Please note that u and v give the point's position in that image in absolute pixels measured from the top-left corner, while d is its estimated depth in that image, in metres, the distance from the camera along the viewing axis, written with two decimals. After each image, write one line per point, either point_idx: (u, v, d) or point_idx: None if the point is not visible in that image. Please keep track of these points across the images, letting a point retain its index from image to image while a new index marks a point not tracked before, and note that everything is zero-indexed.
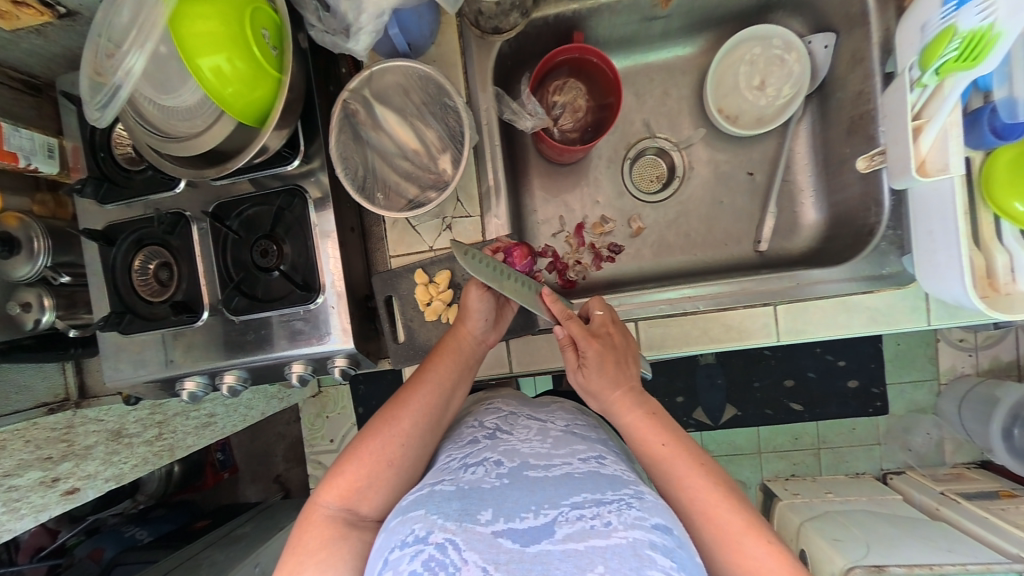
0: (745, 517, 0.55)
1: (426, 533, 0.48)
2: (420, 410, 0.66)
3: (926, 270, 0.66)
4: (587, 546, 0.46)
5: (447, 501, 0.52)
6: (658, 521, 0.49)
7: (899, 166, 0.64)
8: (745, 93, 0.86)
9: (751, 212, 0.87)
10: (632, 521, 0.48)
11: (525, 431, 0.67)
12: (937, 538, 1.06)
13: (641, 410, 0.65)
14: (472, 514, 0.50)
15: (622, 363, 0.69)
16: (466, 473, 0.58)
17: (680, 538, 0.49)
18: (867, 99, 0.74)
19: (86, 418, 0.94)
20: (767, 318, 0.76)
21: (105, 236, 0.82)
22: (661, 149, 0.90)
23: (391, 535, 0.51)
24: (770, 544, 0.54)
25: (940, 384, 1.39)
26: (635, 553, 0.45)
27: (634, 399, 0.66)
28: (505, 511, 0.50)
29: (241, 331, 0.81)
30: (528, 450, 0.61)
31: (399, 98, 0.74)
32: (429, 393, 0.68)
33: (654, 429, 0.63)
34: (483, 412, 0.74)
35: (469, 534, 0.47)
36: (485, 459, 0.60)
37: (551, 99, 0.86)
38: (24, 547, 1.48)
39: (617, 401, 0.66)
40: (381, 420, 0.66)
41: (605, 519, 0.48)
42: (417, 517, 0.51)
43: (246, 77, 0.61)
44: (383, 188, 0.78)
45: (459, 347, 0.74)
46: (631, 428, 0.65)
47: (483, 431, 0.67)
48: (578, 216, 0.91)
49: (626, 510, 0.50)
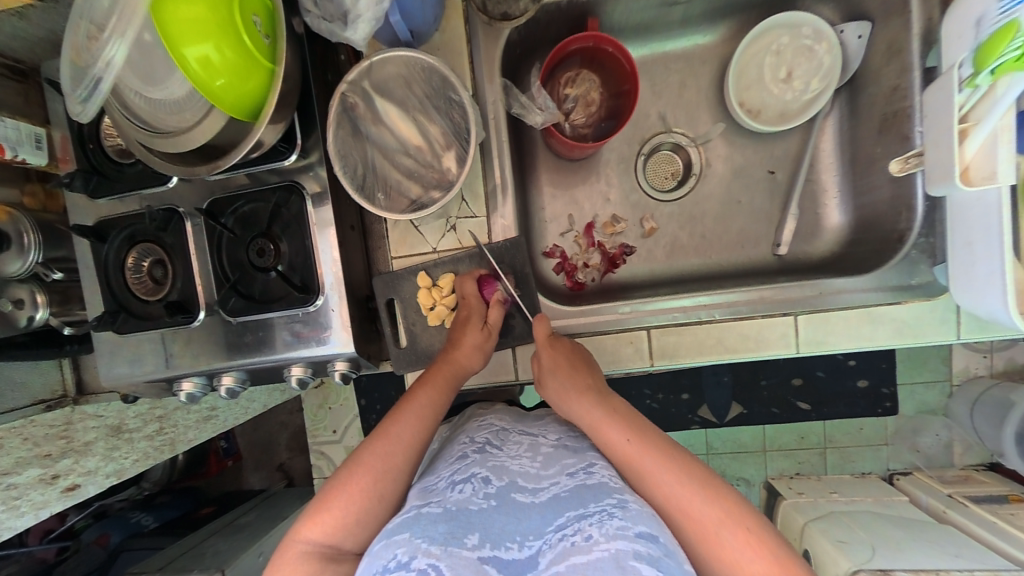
0: (756, 539, 0.51)
1: (409, 559, 0.46)
2: (408, 441, 0.63)
3: (962, 283, 0.62)
4: (569, 565, 0.44)
5: (433, 523, 0.50)
6: (642, 530, 0.46)
7: (940, 171, 0.60)
8: (770, 86, 0.81)
9: (771, 212, 0.83)
10: (615, 532, 0.46)
11: (515, 447, 0.66)
12: (943, 542, 1.04)
13: (602, 406, 0.64)
14: (458, 537, 0.48)
15: (584, 368, 0.69)
16: (453, 492, 0.55)
17: (666, 546, 0.46)
18: (903, 95, 0.68)
19: (85, 415, 0.93)
20: (785, 328, 0.71)
21: (96, 232, 0.79)
22: (677, 144, 0.85)
23: (372, 561, 0.48)
24: (751, 532, 0.52)
25: (952, 386, 1.36)
26: (618, 564, 0.42)
27: (594, 398, 0.65)
28: (491, 537, 0.50)
29: (240, 333, 0.79)
30: (516, 468, 0.60)
31: (401, 90, 0.70)
32: (418, 424, 0.65)
33: (636, 452, 0.59)
34: (476, 428, 0.72)
35: (454, 559, 0.45)
36: (472, 475, 0.57)
37: (563, 91, 0.81)
38: (35, 529, 1.52)
39: (577, 402, 0.66)
40: (367, 451, 0.62)
41: (586, 533, 0.47)
42: (401, 540, 0.48)
43: (238, 70, 0.57)
44: (384, 187, 0.73)
45: (447, 375, 0.70)
46: (603, 441, 0.62)
47: (473, 446, 0.65)
48: (588, 214, 0.87)
49: (608, 521, 0.48)
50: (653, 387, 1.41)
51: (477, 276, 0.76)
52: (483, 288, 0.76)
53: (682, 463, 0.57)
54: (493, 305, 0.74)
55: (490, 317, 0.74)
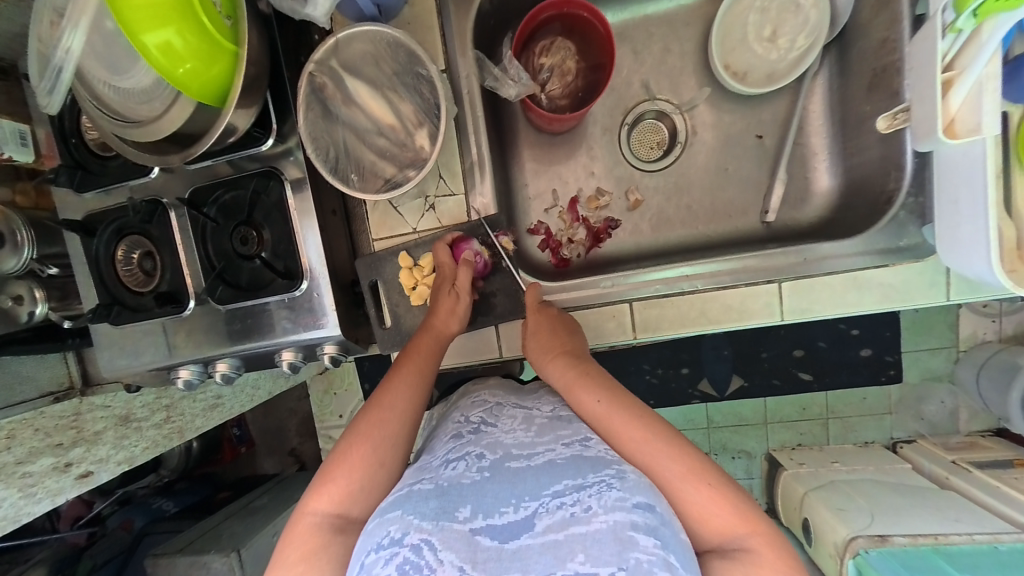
0: (717, 493, 0.52)
1: (402, 535, 0.45)
2: (399, 408, 0.64)
3: (948, 243, 0.60)
4: (568, 535, 0.44)
5: (424, 500, 0.49)
6: (640, 499, 0.46)
7: (924, 127, 0.58)
8: (754, 46, 0.78)
9: (759, 178, 0.81)
10: (614, 503, 0.45)
11: (510, 422, 0.64)
12: (944, 508, 1.04)
13: (576, 369, 0.65)
14: (449, 512, 0.48)
15: (563, 330, 0.70)
16: (446, 469, 0.55)
17: (664, 515, 0.46)
18: (893, 48, 0.65)
19: (93, 406, 0.96)
20: (769, 297, 0.72)
21: (85, 227, 0.81)
22: (661, 112, 0.83)
23: (368, 538, 0.47)
24: (711, 487, 0.52)
25: (958, 352, 1.33)
26: (616, 536, 0.42)
27: (567, 360, 0.66)
28: (484, 507, 0.49)
29: (229, 320, 0.80)
30: (511, 441, 0.59)
31: (370, 68, 0.69)
32: (409, 390, 0.65)
33: (607, 412, 0.58)
34: (469, 406, 0.71)
35: (446, 533, 0.45)
36: (467, 453, 0.57)
37: (538, 61, 0.79)
38: (65, 516, 1.57)
39: (552, 364, 0.67)
40: (362, 421, 0.63)
41: (585, 504, 0.46)
42: (393, 518, 0.47)
43: (201, 53, 0.56)
44: (358, 168, 0.72)
45: (433, 343, 0.71)
46: (576, 403, 0.62)
47: (467, 427, 0.64)
48: (572, 189, 0.85)
49: (607, 491, 0.47)
50: (653, 362, 1.41)
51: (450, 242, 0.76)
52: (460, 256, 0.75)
53: (651, 422, 0.57)
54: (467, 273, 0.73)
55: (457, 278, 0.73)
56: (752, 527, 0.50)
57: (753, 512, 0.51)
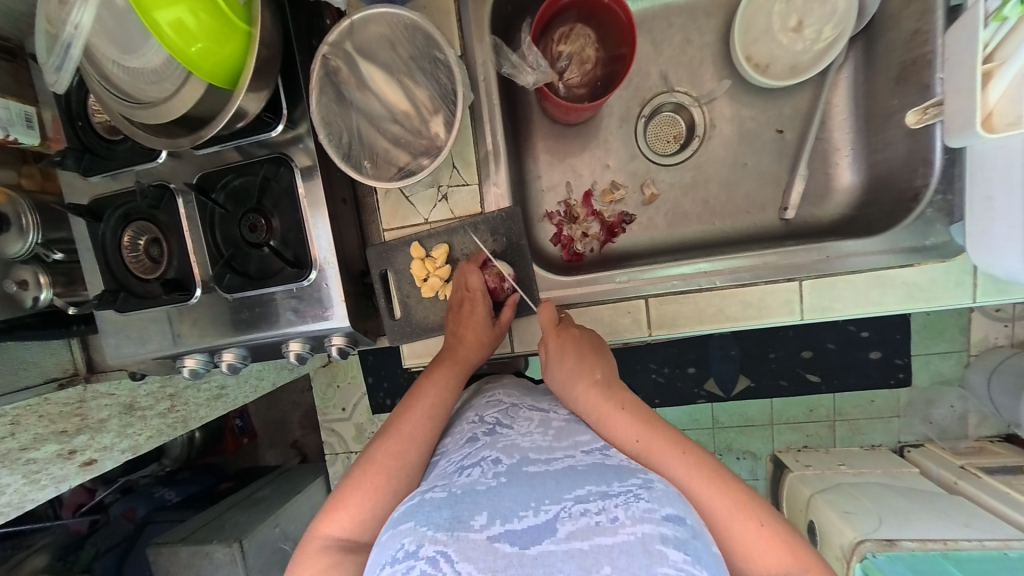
0: (767, 526, 0.50)
1: (416, 547, 0.44)
2: (419, 438, 0.62)
3: (978, 242, 0.59)
4: (592, 544, 0.42)
5: (438, 509, 0.48)
6: (668, 511, 0.45)
7: (959, 121, 0.56)
8: (778, 36, 0.76)
9: (778, 174, 0.79)
10: (641, 514, 0.44)
11: (526, 424, 0.63)
12: (954, 512, 1.02)
13: (611, 398, 0.61)
14: (463, 521, 0.46)
15: (594, 354, 0.66)
16: (460, 477, 0.54)
17: (694, 528, 0.45)
18: (924, 40, 0.64)
19: (98, 393, 0.95)
20: (788, 295, 0.70)
21: (92, 212, 0.79)
22: (679, 104, 0.81)
23: (381, 551, 0.46)
24: (761, 523, 0.50)
25: (969, 356, 1.31)
26: (644, 548, 0.41)
27: (600, 388, 0.62)
28: (501, 513, 0.47)
29: (237, 309, 0.79)
30: (527, 445, 0.58)
31: (386, 52, 0.68)
32: (429, 419, 0.64)
33: (647, 445, 0.56)
34: (484, 405, 0.70)
35: (462, 543, 0.43)
36: (482, 458, 0.55)
37: (556, 49, 0.77)
38: (67, 503, 1.57)
39: (582, 393, 0.62)
40: (379, 449, 0.60)
41: (611, 514, 0.44)
42: (407, 529, 0.46)
43: (214, 33, 0.55)
44: (371, 155, 0.71)
45: (462, 366, 0.70)
46: (611, 433, 0.58)
47: (482, 428, 0.63)
48: (586, 182, 0.84)
49: (634, 502, 0.46)
50: (659, 361, 1.40)
51: (479, 263, 0.74)
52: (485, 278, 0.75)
53: (692, 453, 0.55)
54: (505, 306, 0.75)
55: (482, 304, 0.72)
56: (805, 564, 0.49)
57: (802, 545, 0.50)
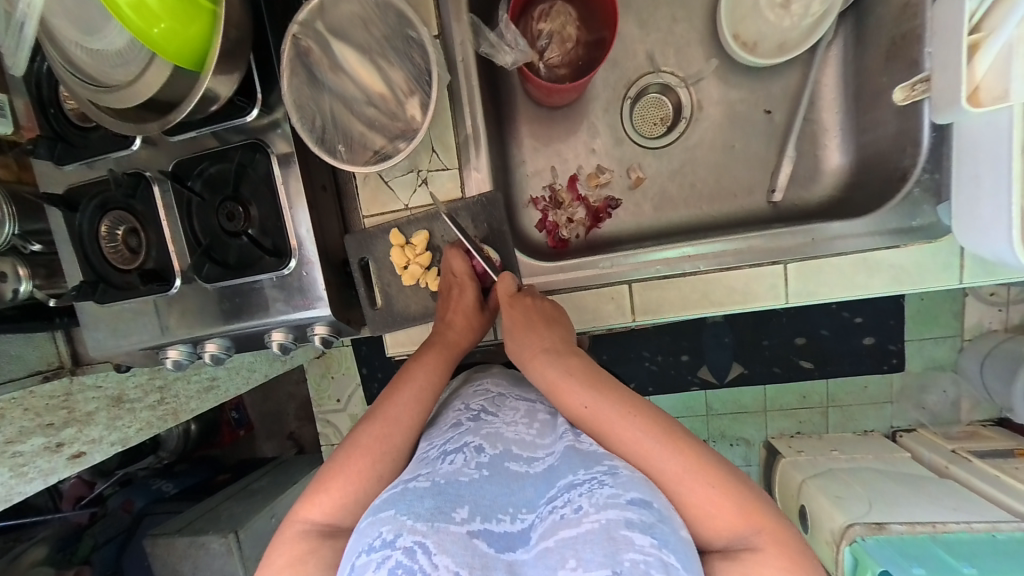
0: (718, 491, 0.48)
1: (394, 536, 0.43)
2: (404, 423, 0.61)
3: (965, 223, 0.58)
4: (558, 539, 0.42)
5: (419, 499, 0.46)
6: (633, 496, 0.44)
7: (945, 97, 0.55)
8: (766, 13, 0.73)
9: (767, 156, 0.78)
10: (605, 501, 0.43)
11: (511, 413, 0.62)
12: (943, 495, 1.03)
13: (561, 366, 0.60)
14: (445, 512, 0.45)
15: (548, 323, 0.66)
16: (443, 464, 0.52)
17: (661, 512, 0.43)
18: (914, 14, 0.62)
19: (84, 385, 0.94)
20: (774, 279, 0.69)
21: (67, 202, 0.78)
22: (666, 85, 0.79)
23: (360, 537, 0.45)
24: (712, 485, 0.49)
25: (963, 341, 1.30)
26: (608, 536, 0.40)
27: (550, 358, 0.62)
28: (482, 510, 0.47)
29: (218, 300, 0.78)
30: (511, 436, 0.57)
31: (359, 32, 0.66)
32: (416, 404, 0.63)
33: (597, 412, 0.55)
34: (470, 394, 0.69)
35: (442, 536, 0.43)
36: (465, 444, 0.54)
37: (536, 27, 0.76)
38: (67, 496, 1.53)
39: (535, 365, 0.62)
40: (364, 432, 0.60)
41: (575, 504, 0.44)
42: (387, 517, 0.45)
43: (177, 12, 0.53)
44: (346, 139, 0.69)
45: (450, 351, 0.69)
46: (562, 403, 0.58)
47: (467, 414, 0.62)
48: (572, 167, 0.82)
49: (598, 489, 0.45)
50: (653, 349, 1.39)
51: (465, 247, 0.74)
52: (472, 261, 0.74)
53: (640, 417, 0.53)
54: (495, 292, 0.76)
55: (467, 289, 0.72)
56: (755, 523, 0.48)
57: (754, 505, 0.49)
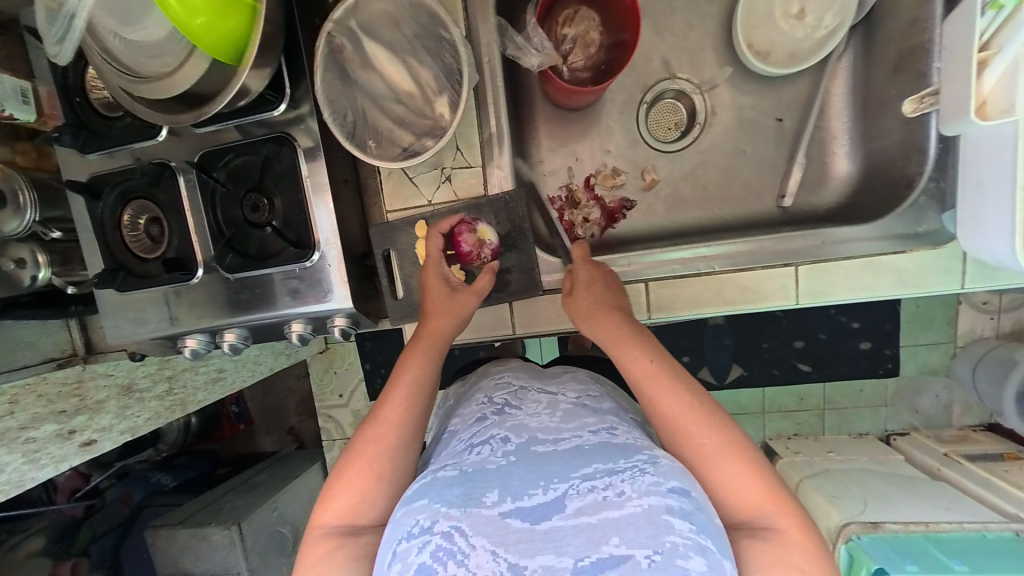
0: (751, 470, 0.52)
1: (431, 523, 0.44)
2: (393, 419, 0.61)
3: (967, 227, 0.61)
4: (602, 518, 0.43)
5: (448, 487, 0.49)
6: (674, 484, 0.46)
7: (955, 107, 0.58)
8: (779, 23, 0.77)
9: (776, 161, 0.80)
10: (647, 488, 0.45)
11: (534, 405, 0.63)
12: (936, 495, 1.06)
13: (627, 326, 0.63)
14: (475, 497, 0.47)
15: (609, 288, 0.68)
16: (470, 455, 0.55)
17: (698, 501, 0.46)
18: (922, 28, 0.65)
19: (96, 373, 0.95)
20: (784, 279, 0.72)
21: (89, 189, 0.78)
22: (681, 91, 0.82)
23: (396, 527, 0.47)
24: (751, 466, 0.52)
25: (956, 347, 1.34)
26: (651, 520, 0.42)
27: (620, 317, 0.64)
28: (512, 490, 0.48)
29: (237, 290, 0.78)
30: (536, 424, 0.58)
31: (389, 31, 0.68)
32: (405, 397, 0.63)
33: (653, 372, 0.58)
34: (492, 388, 0.70)
35: (475, 519, 0.44)
36: (491, 437, 0.56)
37: (561, 31, 0.78)
38: (62, 488, 1.53)
39: (601, 319, 0.65)
40: (362, 434, 0.60)
41: (617, 489, 0.45)
42: (420, 507, 0.47)
43: (217, 8, 0.55)
44: (375, 135, 0.71)
45: (428, 341, 0.67)
46: (620, 357, 0.61)
47: (491, 408, 0.64)
48: (587, 167, 0.84)
49: (640, 476, 0.46)
50: None
51: (444, 228, 0.73)
52: (455, 240, 0.74)
53: (699, 399, 0.56)
54: (483, 272, 0.72)
55: (437, 263, 0.72)
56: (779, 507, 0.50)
57: (785, 494, 0.51)
